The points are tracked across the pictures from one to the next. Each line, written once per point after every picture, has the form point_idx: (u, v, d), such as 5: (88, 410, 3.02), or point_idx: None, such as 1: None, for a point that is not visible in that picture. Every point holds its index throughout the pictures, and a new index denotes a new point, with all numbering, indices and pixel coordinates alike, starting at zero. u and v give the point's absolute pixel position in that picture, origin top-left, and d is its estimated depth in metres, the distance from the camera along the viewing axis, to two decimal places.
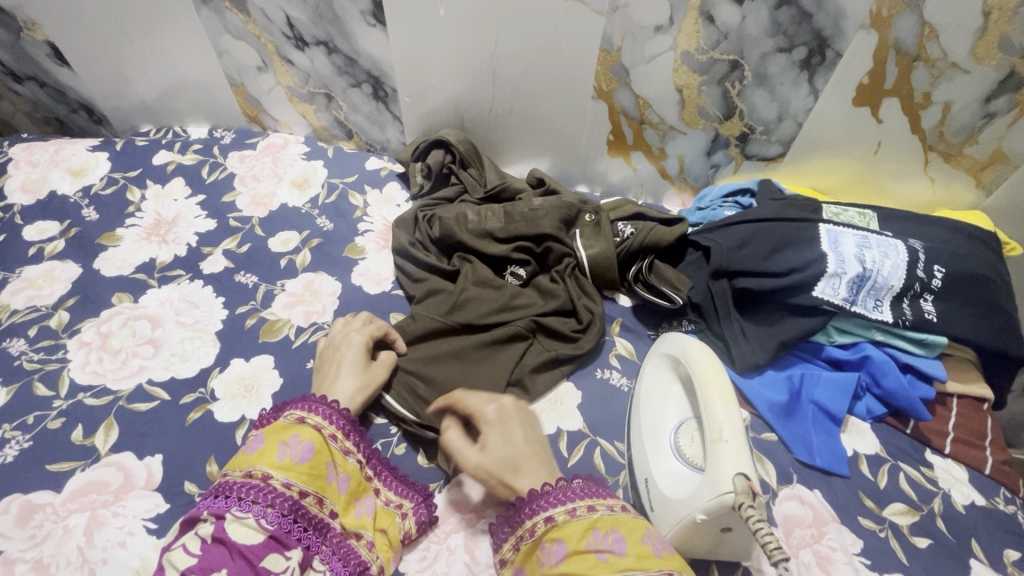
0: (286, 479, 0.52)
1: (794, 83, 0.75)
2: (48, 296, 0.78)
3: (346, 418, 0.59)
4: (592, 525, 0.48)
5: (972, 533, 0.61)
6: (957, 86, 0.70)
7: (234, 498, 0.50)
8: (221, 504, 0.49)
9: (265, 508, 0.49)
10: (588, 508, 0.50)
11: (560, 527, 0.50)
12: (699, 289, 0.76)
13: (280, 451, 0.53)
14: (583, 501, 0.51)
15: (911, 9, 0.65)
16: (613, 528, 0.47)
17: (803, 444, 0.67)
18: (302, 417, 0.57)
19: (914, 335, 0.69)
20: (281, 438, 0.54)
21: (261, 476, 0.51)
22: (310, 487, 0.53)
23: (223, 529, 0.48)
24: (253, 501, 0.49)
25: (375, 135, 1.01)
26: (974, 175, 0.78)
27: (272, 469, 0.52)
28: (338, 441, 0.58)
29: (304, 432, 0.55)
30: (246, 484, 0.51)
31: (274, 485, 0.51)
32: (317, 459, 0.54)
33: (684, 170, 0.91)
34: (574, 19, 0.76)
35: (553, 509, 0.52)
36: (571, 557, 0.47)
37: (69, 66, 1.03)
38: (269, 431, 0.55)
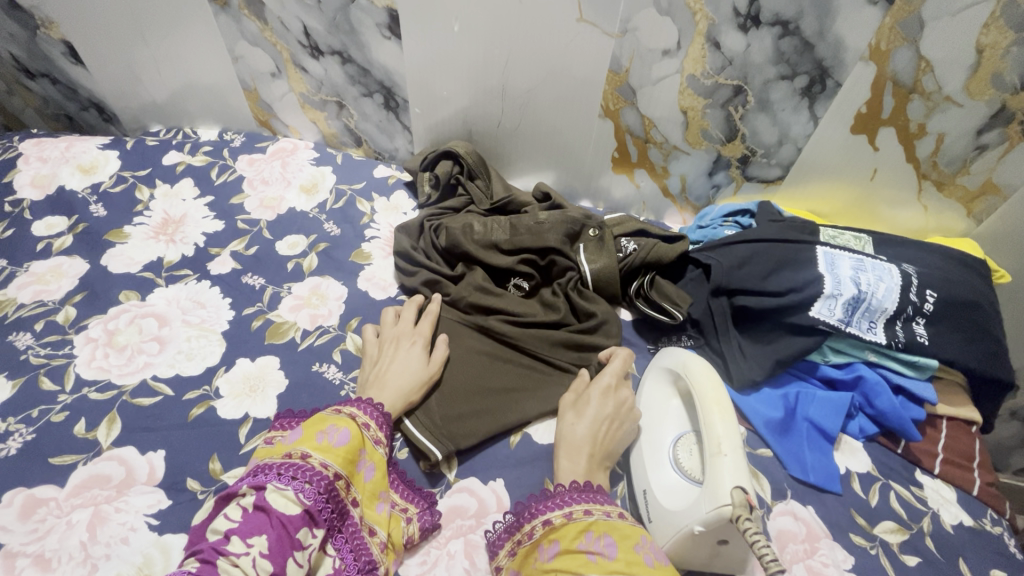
0: (324, 459, 0.54)
1: (795, 109, 0.78)
2: (55, 291, 0.78)
3: (380, 413, 0.62)
4: (587, 528, 0.51)
5: (960, 553, 0.63)
6: (950, 118, 0.73)
7: (274, 472, 0.51)
8: (262, 478, 0.50)
9: (304, 483, 0.50)
10: (585, 512, 0.54)
11: (557, 529, 0.53)
12: (698, 305, 0.78)
13: (319, 436, 0.56)
14: (581, 505, 0.55)
15: (908, 45, 0.68)
16: (607, 534, 0.50)
17: (798, 461, 0.68)
18: (339, 409, 0.60)
19: (906, 357, 0.71)
20: (319, 426, 0.57)
21: (300, 454, 0.53)
22: (344, 471, 0.55)
23: (264, 498, 0.49)
24: (293, 476, 0.51)
25: (384, 143, 1.02)
26: (965, 204, 0.81)
27: (312, 449, 0.54)
28: (371, 431, 0.60)
29: (341, 420, 0.58)
30: (286, 463, 0.52)
31: (313, 463, 0.53)
32: (353, 445, 0.57)
33: (686, 189, 0.93)
34: (584, 41, 0.79)
35: (551, 511, 0.55)
36: (563, 556, 0.50)
37: (83, 65, 1.05)
38: (307, 421, 0.58)
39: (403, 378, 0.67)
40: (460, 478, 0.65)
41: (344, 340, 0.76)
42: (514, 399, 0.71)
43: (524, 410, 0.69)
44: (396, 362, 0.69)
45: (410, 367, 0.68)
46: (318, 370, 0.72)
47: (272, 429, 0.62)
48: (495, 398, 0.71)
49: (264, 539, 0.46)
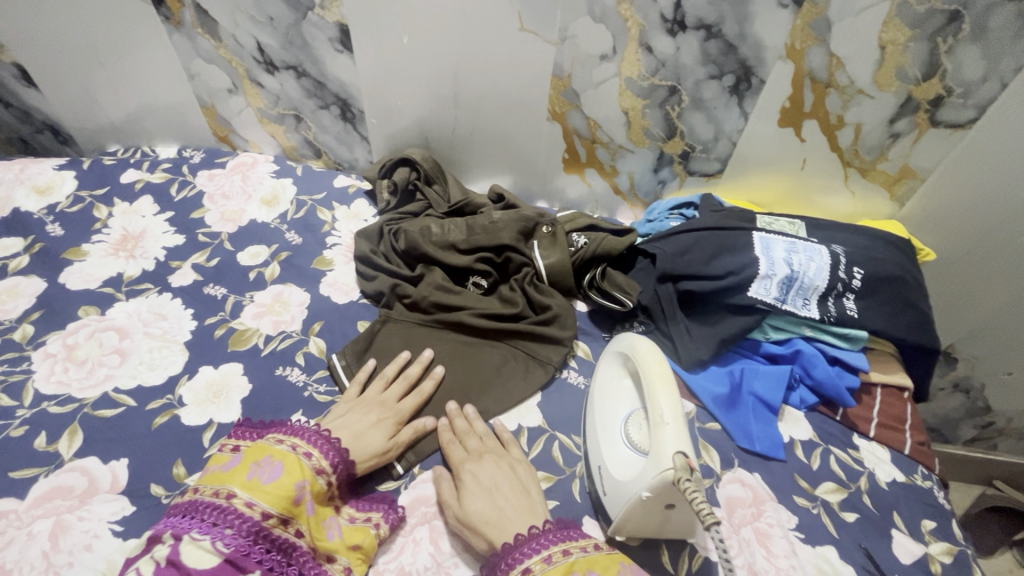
0: (249, 499, 0.51)
1: (726, 106, 0.84)
2: (11, 311, 0.78)
3: (326, 441, 0.59)
4: (570, 569, 0.48)
5: (894, 507, 0.67)
6: (864, 109, 0.79)
7: (198, 519, 0.49)
8: (184, 525, 0.48)
9: (223, 530, 0.48)
10: (564, 552, 0.50)
11: None
12: (647, 292, 0.82)
13: (250, 471, 0.53)
14: (557, 546, 0.51)
15: (819, 43, 0.75)
16: (591, 569, 0.48)
17: (744, 432, 0.72)
18: (280, 439, 0.58)
19: (839, 329, 0.77)
20: (255, 458, 0.54)
21: (226, 494, 0.51)
22: (274, 509, 0.51)
23: (179, 551, 0.47)
24: (213, 522, 0.48)
25: (344, 154, 1.05)
26: (888, 188, 0.88)
27: (239, 488, 0.52)
28: (314, 458, 0.57)
29: (275, 453, 0.55)
30: (212, 503, 0.50)
31: (237, 504, 0.50)
32: (285, 479, 0.54)
33: (635, 186, 0.98)
34: (528, 49, 0.83)
35: (529, 559, 0.50)
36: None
37: (36, 87, 1.05)
38: (249, 450, 0.56)
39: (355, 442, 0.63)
40: (424, 469, 0.68)
41: (307, 343, 0.77)
42: (463, 470, 0.63)
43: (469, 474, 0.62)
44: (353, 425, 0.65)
45: (370, 428, 0.66)
46: (282, 374, 0.73)
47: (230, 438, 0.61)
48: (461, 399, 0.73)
49: None
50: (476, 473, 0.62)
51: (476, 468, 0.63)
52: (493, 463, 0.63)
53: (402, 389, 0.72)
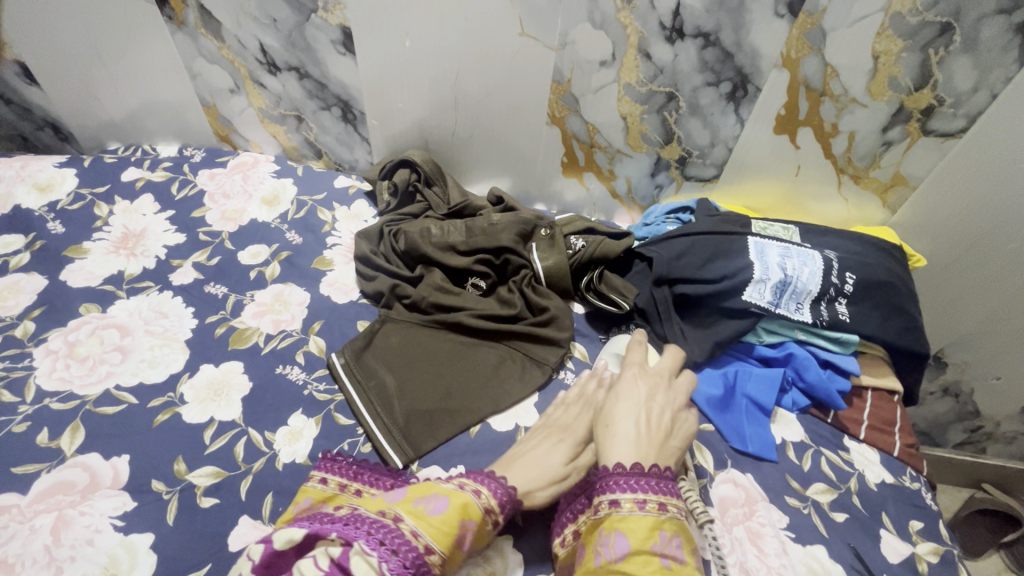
0: (416, 528, 0.49)
1: (723, 113, 0.85)
2: (12, 307, 0.79)
3: (495, 480, 0.56)
4: (659, 525, 0.50)
5: (883, 507, 0.69)
6: (858, 117, 0.81)
7: (365, 530, 0.47)
8: (352, 532, 0.47)
9: (390, 552, 0.46)
10: (659, 505, 0.51)
11: (625, 519, 0.50)
12: (643, 295, 0.84)
13: (418, 500, 0.51)
14: (655, 497, 0.51)
15: (814, 52, 0.76)
16: (677, 534, 0.50)
17: (737, 433, 0.74)
18: (462, 483, 0.55)
19: (831, 334, 0.78)
20: (423, 491, 0.53)
21: (393, 516, 0.50)
22: (437, 544, 0.49)
23: (348, 558, 0.45)
24: (380, 540, 0.47)
25: (344, 155, 1.06)
26: (880, 195, 0.89)
27: (406, 514, 0.50)
28: (484, 498, 0.54)
29: (452, 491, 0.53)
30: (378, 521, 0.49)
31: (404, 530, 0.48)
32: (451, 515, 0.51)
33: (632, 190, 1.00)
34: (528, 54, 0.85)
35: (622, 494, 0.52)
36: (634, 554, 0.48)
37: (37, 85, 1.06)
38: (416, 484, 0.54)
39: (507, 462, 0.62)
40: (423, 467, 0.67)
41: (307, 342, 0.78)
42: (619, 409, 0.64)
43: (624, 384, 0.64)
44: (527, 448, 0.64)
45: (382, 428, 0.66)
46: (282, 372, 0.74)
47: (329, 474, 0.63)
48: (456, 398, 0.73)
49: None
50: (636, 386, 0.64)
51: (629, 382, 0.64)
52: (654, 386, 0.64)
53: (580, 409, 0.67)
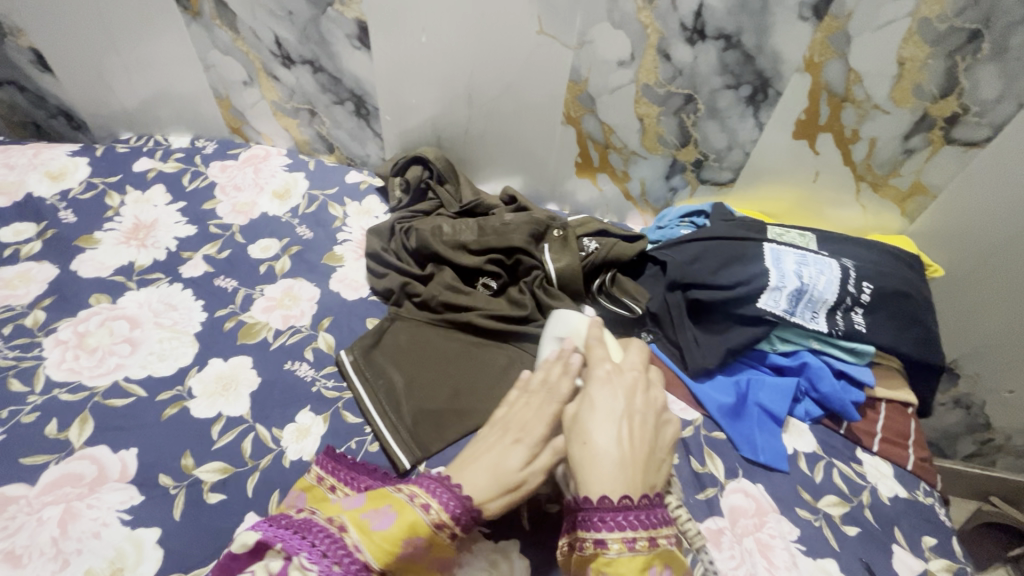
0: (358, 542, 0.48)
1: (741, 116, 0.84)
2: (23, 296, 0.79)
3: (447, 490, 0.52)
4: (648, 562, 0.49)
5: (895, 522, 0.68)
6: (879, 124, 0.79)
7: (307, 541, 0.47)
8: (295, 543, 0.47)
9: (331, 564, 0.46)
10: (649, 542, 0.49)
11: (613, 561, 0.48)
12: (656, 300, 0.82)
13: (366, 511, 0.50)
14: (644, 534, 0.49)
15: (838, 57, 0.75)
16: (669, 567, 0.49)
17: (749, 442, 0.73)
18: (411, 492, 0.53)
19: (845, 343, 0.77)
20: (376, 501, 0.51)
21: (338, 526, 0.49)
22: (376, 562, 0.47)
23: (287, 570, 0.46)
24: (322, 553, 0.47)
25: (356, 150, 1.05)
26: (899, 204, 0.88)
27: (352, 525, 0.49)
28: (434, 512, 0.51)
29: (399, 501, 0.51)
30: (324, 530, 0.49)
31: (347, 543, 0.48)
32: (394, 531, 0.49)
33: (646, 192, 0.99)
34: (546, 52, 0.84)
35: (610, 536, 0.49)
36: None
37: (51, 73, 1.05)
38: (372, 490, 0.53)
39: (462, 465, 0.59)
40: (430, 467, 0.66)
41: (316, 338, 0.78)
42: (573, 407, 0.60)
43: (599, 390, 0.59)
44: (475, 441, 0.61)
45: None
46: (290, 368, 0.74)
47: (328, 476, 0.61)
48: (467, 399, 0.72)
49: None
50: (611, 391, 0.59)
51: (605, 389, 0.60)
52: (630, 390, 0.60)
53: (541, 400, 0.62)
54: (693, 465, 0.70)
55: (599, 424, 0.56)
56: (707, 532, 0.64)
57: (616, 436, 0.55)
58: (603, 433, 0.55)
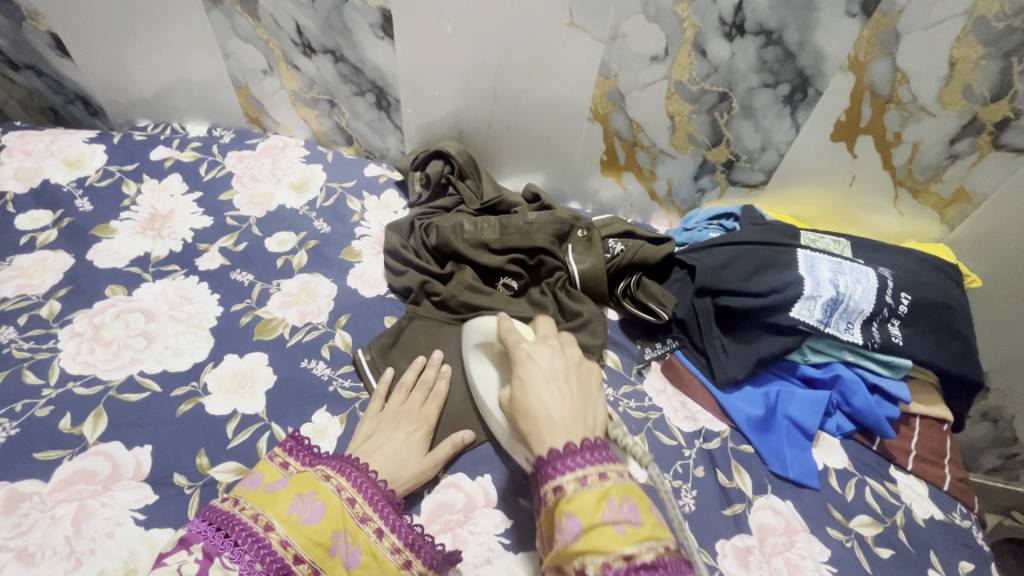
0: (285, 537, 0.50)
1: (778, 116, 0.80)
2: (39, 286, 0.77)
3: (367, 482, 0.57)
4: (605, 494, 0.44)
5: (931, 545, 0.65)
6: (924, 128, 0.76)
7: (230, 540, 0.49)
8: (218, 543, 0.48)
9: (253, 562, 0.47)
10: (601, 476, 0.45)
11: (570, 500, 0.44)
12: (683, 305, 0.79)
13: (292, 504, 0.52)
14: (594, 468, 0.46)
15: (885, 56, 0.71)
16: (628, 497, 0.44)
17: (778, 456, 0.70)
18: (331, 478, 0.56)
19: (880, 356, 0.74)
20: (299, 492, 0.54)
21: (263, 524, 0.50)
22: (307, 554, 0.50)
23: (207, 571, 0.46)
24: (244, 550, 0.48)
25: (375, 142, 1.03)
26: (939, 211, 0.84)
27: (278, 521, 0.51)
28: (357, 506, 0.55)
29: (322, 491, 0.54)
30: (249, 528, 0.50)
31: (272, 540, 0.49)
32: (323, 525, 0.52)
33: (672, 193, 0.96)
34: (575, 45, 0.80)
35: (563, 477, 0.45)
36: (586, 534, 0.42)
37: (69, 57, 1.04)
38: (297, 479, 0.55)
39: (391, 469, 0.61)
40: (450, 473, 0.66)
41: (333, 336, 0.76)
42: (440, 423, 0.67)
43: (525, 362, 0.55)
44: (388, 448, 0.63)
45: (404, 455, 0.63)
46: (307, 367, 0.72)
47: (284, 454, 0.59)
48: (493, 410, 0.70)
49: None
50: (535, 358, 0.55)
51: (531, 358, 0.55)
52: (556, 353, 0.56)
53: (423, 397, 0.70)
54: (719, 479, 0.68)
55: (536, 393, 0.52)
56: (734, 549, 0.62)
57: (556, 399, 0.51)
58: (544, 401, 0.51)
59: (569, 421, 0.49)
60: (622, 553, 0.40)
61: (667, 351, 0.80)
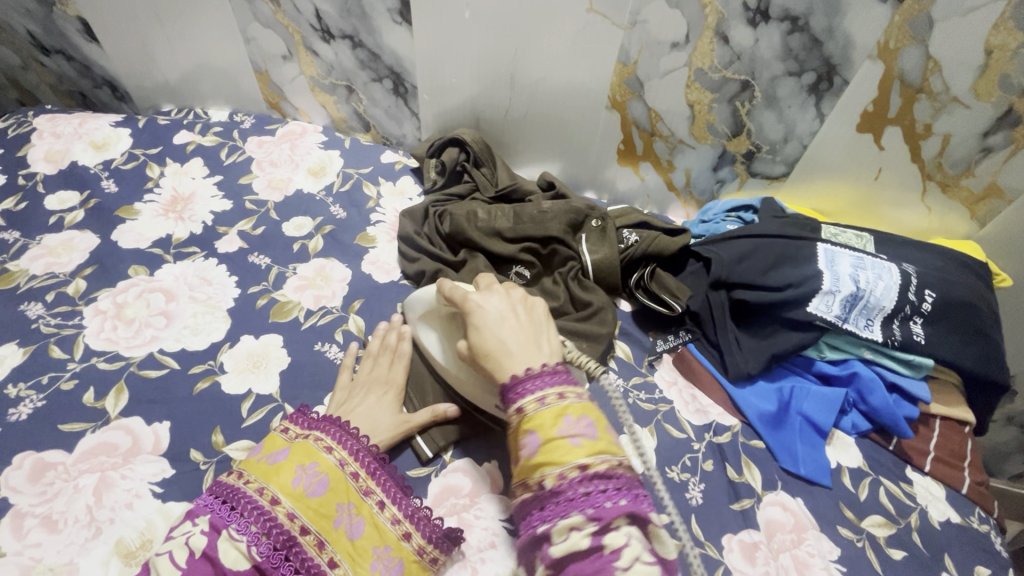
0: (291, 510, 0.52)
1: (801, 106, 0.78)
2: (66, 264, 0.80)
3: (367, 454, 0.59)
4: (563, 412, 0.47)
5: (946, 549, 0.64)
6: (956, 119, 0.73)
7: (237, 513, 0.51)
8: (225, 516, 0.51)
9: (260, 536, 0.50)
10: (559, 396, 0.48)
11: (531, 418, 0.47)
12: (697, 297, 0.78)
13: (295, 477, 0.54)
14: (553, 389, 0.48)
15: (916, 44, 0.68)
16: (586, 414, 0.46)
17: (789, 453, 0.69)
18: (331, 449, 0.58)
19: (901, 355, 0.72)
20: (301, 464, 0.55)
21: (269, 498, 0.53)
22: (313, 526, 0.52)
23: (215, 546, 0.49)
24: (251, 524, 0.51)
25: (392, 129, 1.03)
26: (969, 207, 0.81)
27: (283, 494, 0.53)
28: (361, 480, 0.58)
29: (324, 464, 0.56)
30: (255, 502, 0.52)
31: (279, 514, 0.52)
32: (327, 497, 0.54)
33: (690, 184, 0.94)
34: (594, 31, 0.79)
35: (523, 398, 0.48)
36: (545, 447, 0.45)
37: (97, 42, 1.06)
38: (297, 449, 0.57)
39: (367, 429, 0.62)
40: (456, 458, 0.66)
41: (346, 320, 0.77)
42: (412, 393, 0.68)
43: (478, 311, 0.56)
44: (363, 410, 0.64)
45: (382, 418, 0.64)
46: (320, 349, 0.73)
47: (293, 425, 0.60)
48: None
49: None
50: (486, 304, 0.56)
51: (484, 305, 0.56)
52: (502, 297, 0.57)
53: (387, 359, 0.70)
54: (729, 473, 0.67)
55: (495, 330, 0.54)
56: (740, 544, 0.62)
57: (517, 331, 0.54)
58: (503, 335, 0.53)
59: (529, 344, 0.53)
60: (577, 461, 0.44)
61: (680, 343, 0.79)
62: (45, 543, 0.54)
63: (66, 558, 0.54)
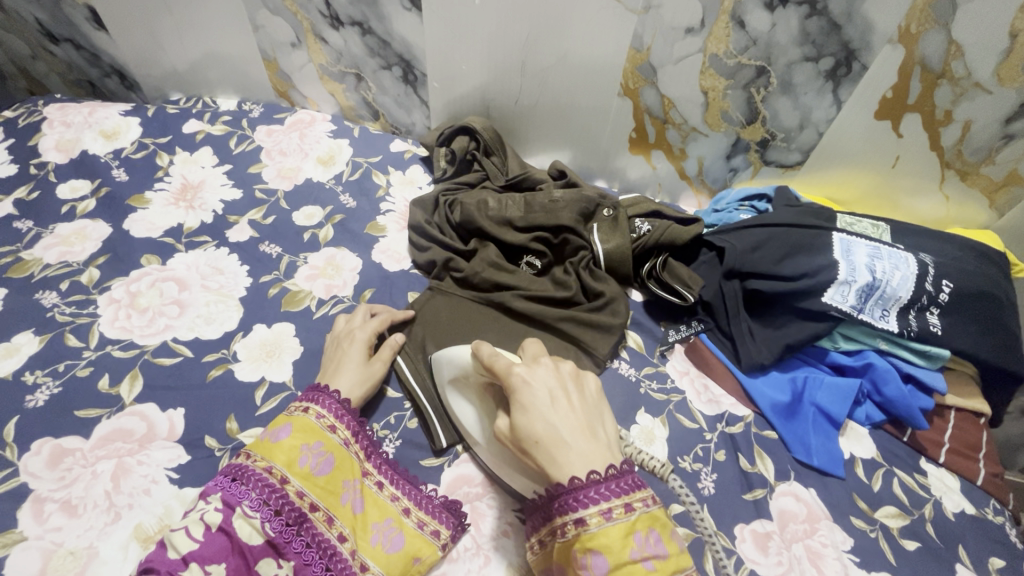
0: (300, 488, 0.53)
1: (818, 92, 0.77)
2: (79, 253, 0.80)
3: (366, 436, 0.62)
4: (631, 528, 0.43)
5: (960, 540, 0.63)
6: (978, 105, 0.71)
7: (249, 491, 0.51)
8: (236, 494, 0.51)
9: (273, 513, 0.51)
10: (625, 508, 0.44)
11: (594, 537, 0.43)
12: (710, 287, 0.77)
13: (303, 457, 0.55)
14: (619, 500, 0.44)
15: (939, 27, 0.67)
16: (654, 528, 0.43)
17: (802, 444, 0.69)
18: (333, 427, 0.59)
19: (917, 345, 0.71)
20: (308, 443, 0.56)
21: (279, 477, 0.53)
22: (322, 503, 0.54)
23: (231, 522, 0.50)
24: (264, 502, 0.51)
25: (401, 118, 1.02)
26: (988, 195, 0.79)
27: (291, 473, 0.54)
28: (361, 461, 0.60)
29: (330, 443, 0.57)
30: (264, 480, 0.52)
31: (289, 491, 0.53)
32: (334, 475, 0.56)
33: (703, 172, 0.93)
34: (608, 17, 0.78)
35: (585, 512, 0.44)
36: (616, 574, 0.42)
37: (106, 30, 1.06)
38: (301, 427, 0.57)
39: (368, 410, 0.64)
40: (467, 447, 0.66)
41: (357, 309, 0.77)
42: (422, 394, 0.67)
43: (526, 390, 0.51)
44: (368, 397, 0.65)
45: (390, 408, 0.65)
46: None
47: (298, 400, 0.60)
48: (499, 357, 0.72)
49: (221, 567, 0.48)
50: (533, 381, 0.52)
51: (530, 383, 0.51)
52: (551, 371, 0.53)
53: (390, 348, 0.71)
54: (741, 463, 0.67)
55: (548, 417, 0.49)
56: (752, 534, 0.62)
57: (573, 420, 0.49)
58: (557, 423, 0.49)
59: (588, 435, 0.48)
60: None
61: (691, 334, 0.78)
62: (65, 527, 0.55)
63: (85, 542, 0.54)
